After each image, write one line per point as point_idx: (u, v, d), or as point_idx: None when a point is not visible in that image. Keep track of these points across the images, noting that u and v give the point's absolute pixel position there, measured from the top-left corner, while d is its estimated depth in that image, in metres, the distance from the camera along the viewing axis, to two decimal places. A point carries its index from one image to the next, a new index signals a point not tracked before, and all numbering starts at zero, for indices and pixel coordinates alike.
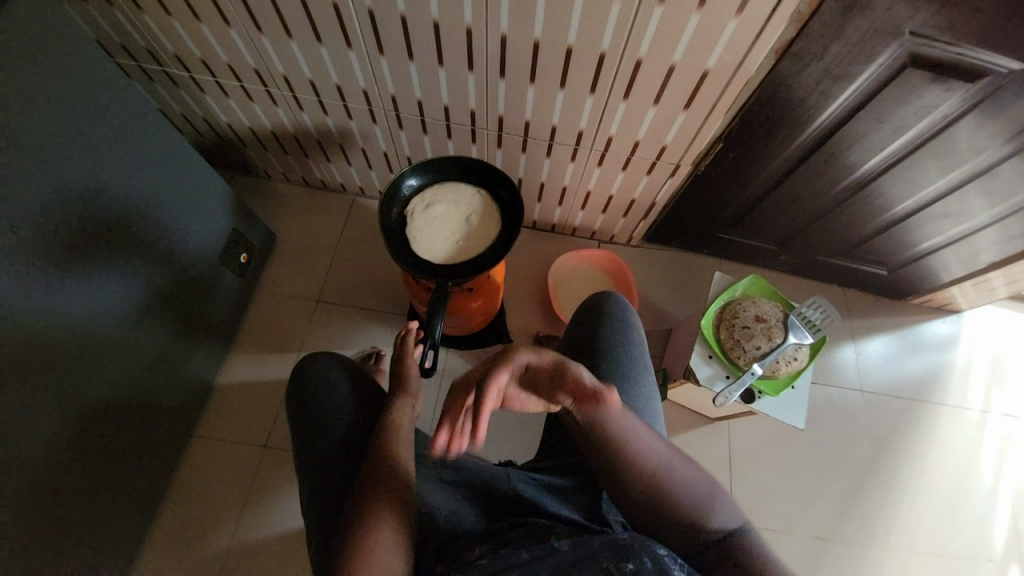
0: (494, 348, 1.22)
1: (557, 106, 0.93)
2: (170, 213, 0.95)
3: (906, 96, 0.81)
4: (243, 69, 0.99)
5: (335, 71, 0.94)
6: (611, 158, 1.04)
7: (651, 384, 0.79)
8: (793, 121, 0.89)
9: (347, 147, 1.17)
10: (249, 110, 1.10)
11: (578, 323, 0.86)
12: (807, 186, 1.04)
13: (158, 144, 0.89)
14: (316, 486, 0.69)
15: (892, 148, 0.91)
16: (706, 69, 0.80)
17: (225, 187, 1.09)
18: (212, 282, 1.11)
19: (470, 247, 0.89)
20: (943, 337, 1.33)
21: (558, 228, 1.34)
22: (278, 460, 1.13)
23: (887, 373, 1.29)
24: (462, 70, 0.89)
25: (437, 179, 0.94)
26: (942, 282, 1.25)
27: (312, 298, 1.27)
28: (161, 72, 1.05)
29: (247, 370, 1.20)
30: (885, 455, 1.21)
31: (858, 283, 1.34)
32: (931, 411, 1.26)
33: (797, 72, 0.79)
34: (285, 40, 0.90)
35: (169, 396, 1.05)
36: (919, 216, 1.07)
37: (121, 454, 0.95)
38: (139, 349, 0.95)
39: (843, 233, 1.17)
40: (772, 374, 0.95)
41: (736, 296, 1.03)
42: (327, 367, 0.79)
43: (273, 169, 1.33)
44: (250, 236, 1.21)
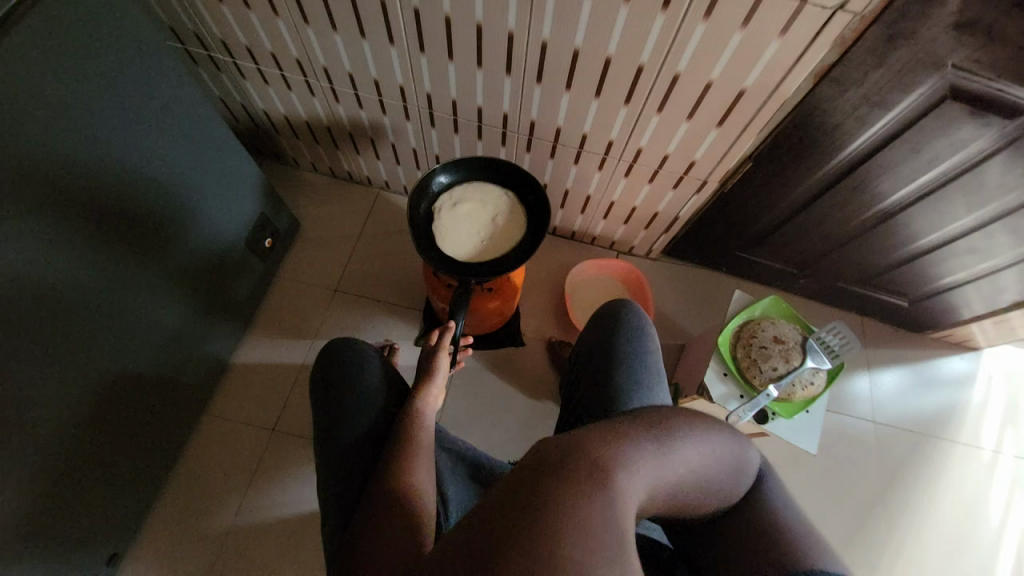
0: (506, 349, 1.22)
1: (589, 114, 0.94)
2: (202, 193, 0.97)
3: (942, 129, 0.81)
4: (285, 59, 1.01)
5: (375, 66, 0.96)
6: (639, 170, 1.05)
7: (664, 395, 0.79)
8: (825, 145, 0.89)
9: (377, 142, 1.19)
10: (286, 98, 1.12)
11: (593, 329, 0.86)
12: (833, 212, 1.04)
13: (197, 125, 0.91)
14: (337, 467, 0.69)
15: (923, 180, 0.91)
16: (742, 88, 0.81)
17: (256, 172, 1.11)
18: (236, 263, 1.13)
19: (494, 247, 0.90)
20: (958, 373, 1.32)
21: (577, 235, 1.35)
22: (285, 444, 1.14)
23: (900, 405, 1.27)
24: (499, 74, 0.90)
25: (466, 177, 0.95)
26: (962, 318, 1.23)
27: (330, 287, 1.29)
28: (205, 56, 1.07)
29: (262, 354, 1.21)
30: (894, 486, 1.20)
31: (876, 313, 1.33)
32: (944, 448, 1.24)
33: (834, 97, 0.79)
34: (329, 33, 0.92)
35: (185, 372, 1.07)
36: (944, 249, 1.06)
37: (135, 425, 0.97)
38: (159, 323, 0.97)
39: (865, 261, 1.16)
40: (787, 397, 0.95)
41: (755, 315, 1.03)
42: (354, 352, 0.80)
43: (302, 157, 1.35)
44: (276, 222, 1.23)
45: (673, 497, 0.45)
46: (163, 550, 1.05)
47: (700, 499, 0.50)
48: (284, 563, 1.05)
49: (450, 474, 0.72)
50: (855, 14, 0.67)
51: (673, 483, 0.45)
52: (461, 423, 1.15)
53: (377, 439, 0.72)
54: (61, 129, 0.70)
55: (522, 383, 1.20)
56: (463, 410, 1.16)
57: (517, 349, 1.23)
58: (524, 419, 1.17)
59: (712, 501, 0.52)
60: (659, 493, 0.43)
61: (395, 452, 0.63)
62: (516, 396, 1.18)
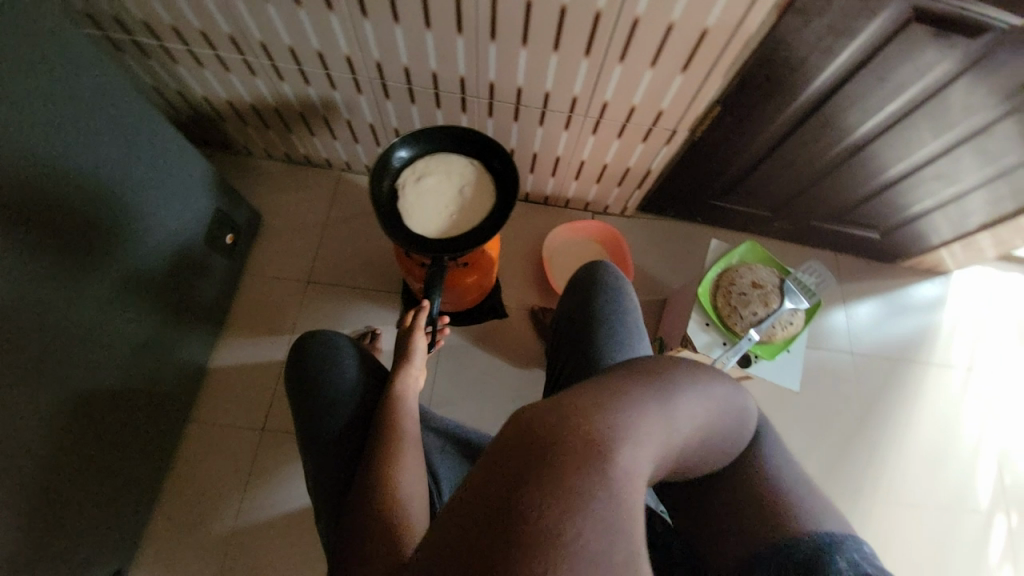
0: (490, 322, 1.21)
1: (550, 71, 0.90)
2: (148, 192, 0.91)
3: (908, 54, 0.79)
4: (216, 37, 0.93)
5: (316, 36, 0.89)
6: (607, 125, 1.01)
7: (647, 351, 0.79)
8: (792, 82, 0.87)
9: (331, 120, 1.12)
10: (225, 81, 1.04)
11: (571, 293, 0.85)
12: (803, 151, 1.03)
13: (129, 119, 0.84)
14: (323, 462, 0.69)
15: (890, 109, 0.90)
16: (705, 28, 0.77)
17: (206, 165, 1.04)
18: (198, 264, 1.07)
19: (465, 220, 0.87)
20: (929, 298, 1.36)
21: (551, 200, 1.32)
22: (277, 442, 1.12)
23: (876, 335, 1.31)
24: (451, 34, 0.84)
25: (428, 150, 0.91)
26: (931, 244, 1.26)
27: (302, 278, 1.24)
28: (127, 41, 0.98)
29: (240, 354, 1.18)
30: (874, 412, 1.25)
31: (849, 248, 1.35)
32: (918, 371, 1.29)
33: (799, 29, 0.77)
34: (259, 3, 0.84)
35: (161, 382, 1.03)
36: (912, 178, 1.07)
37: (116, 441, 0.94)
38: (124, 335, 0.92)
39: (836, 198, 1.17)
40: (768, 338, 0.97)
41: (733, 263, 1.03)
42: (327, 344, 0.78)
43: (254, 144, 1.27)
44: (235, 216, 1.17)
45: (676, 458, 0.44)
46: (167, 560, 1.04)
47: (701, 456, 0.49)
48: (292, 556, 1.06)
49: (439, 453, 0.73)
50: None
51: (676, 445, 0.43)
52: (453, 400, 1.15)
53: (362, 429, 0.72)
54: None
55: (510, 354, 1.19)
56: (453, 387, 1.16)
57: (501, 321, 1.22)
58: (515, 389, 1.17)
59: (713, 456, 0.51)
60: (662, 458, 0.41)
61: (380, 441, 0.63)
62: (505, 368, 1.18)
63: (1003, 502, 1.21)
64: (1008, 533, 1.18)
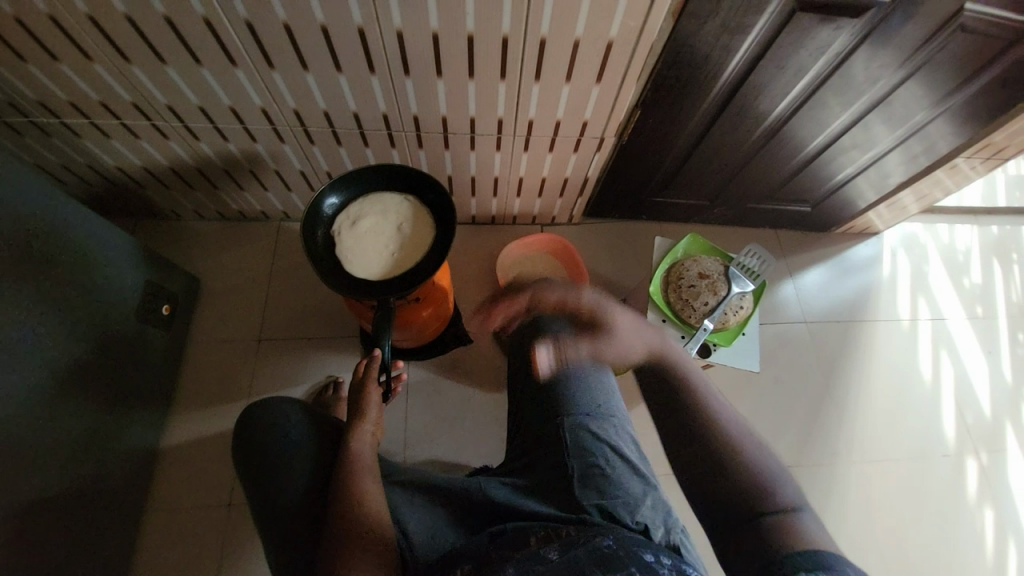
0: (454, 351, 1.19)
1: (470, 97, 0.90)
2: (66, 278, 0.85)
3: (801, 40, 0.84)
4: (118, 106, 0.88)
5: (226, 93, 0.87)
6: (536, 142, 1.02)
7: (601, 364, 0.78)
8: (703, 78, 0.90)
9: (259, 172, 1.09)
10: (138, 148, 1.00)
11: (521, 316, 0.84)
12: (725, 140, 1.08)
13: (32, 204, 0.78)
14: (283, 538, 0.65)
15: (797, 91, 0.95)
16: (609, 40, 0.80)
17: (130, 237, 0.99)
18: (136, 342, 1.01)
19: (406, 258, 0.85)
20: (867, 258, 1.43)
21: (498, 219, 1.32)
22: (248, 514, 1.06)
23: (826, 301, 1.37)
24: (364, 75, 0.84)
25: (360, 192, 0.89)
26: (859, 209, 1.33)
27: (253, 338, 1.19)
28: (22, 121, 0.92)
29: (196, 428, 1.11)
30: (837, 376, 1.30)
31: (788, 223, 1.41)
32: (869, 329, 1.35)
33: (697, 31, 0.80)
34: (159, 67, 0.81)
35: (111, 474, 0.96)
36: (829, 151, 1.13)
37: (64, 549, 0.86)
38: (61, 434, 0.85)
39: (767, 178, 1.22)
40: (723, 325, 1.00)
41: (678, 257, 1.06)
42: (273, 412, 0.74)
43: (182, 208, 1.22)
44: (170, 285, 1.11)
45: None
46: None
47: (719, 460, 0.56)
48: None
49: (407, 504, 0.69)
50: None
51: None
52: (428, 437, 1.11)
53: (321, 492, 0.68)
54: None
55: (479, 380, 1.18)
56: (426, 424, 1.13)
57: (465, 348, 1.20)
58: (489, 414, 1.15)
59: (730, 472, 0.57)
60: None
61: (339, 505, 0.61)
62: (476, 395, 1.16)
63: (966, 441, 1.27)
64: (978, 472, 1.24)
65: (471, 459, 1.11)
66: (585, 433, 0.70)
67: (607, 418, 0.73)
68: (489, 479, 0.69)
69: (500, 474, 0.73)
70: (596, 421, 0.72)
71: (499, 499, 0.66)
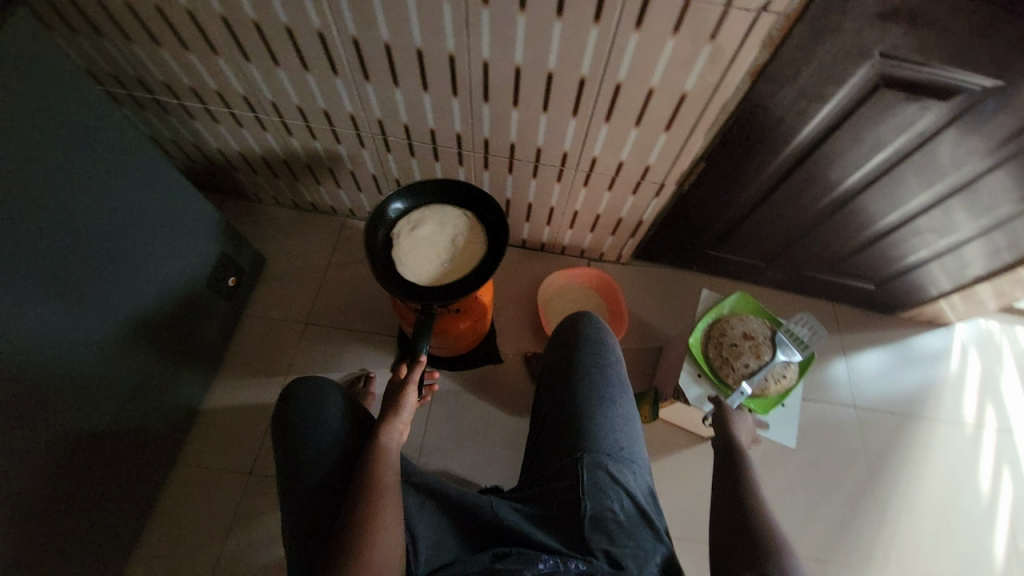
0: (484, 367, 1.21)
1: (540, 128, 0.94)
2: (159, 238, 0.95)
3: (882, 115, 0.82)
4: (231, 97, 1.00)
5: (322, 97, 0.96)
6: (597, 179, 1.05)
7: (628, 404, 0.78)
8: (773, 140, 0.90)
9: (336, 171, 1.18)
10: (239, 136, 1.12)
11: (556, 344, 0.85)
12: (789, 204, 1.06)
13: (147, 170, 0.89)
14: (300, 515, 0.68)
15: (873, 165, 0.93)
16: (683, 92, 0.82)
17: (214, 212, 1.09)
18: (201, 306, 1.11)
19: (455, 269, 0.89)
20: (933, 351, 1.33)
21: (547, 246, 1.35)
22: (265, 486, 1.11)
23: (880, 387, 1.28)
24: (446, 96, 0.90)
25: (423, 202, 0.95)
26: (929, 295, 1.25)
27: (301, 321, 1.27)
28: (151, 99, 1.05)
29: (234, 395, 1.18)
30: (883, 470, 1.20)
31: (847, 298, 1.34)
32: (926, 426, 1.25)
33: (773, 94, 0.81)
34: (272, 68, 0.91)
35: (155, 421, 1.03)
36: (902, 230, 1.08)
37: (101, 482, 0.93)
38: (123, 377, 0.94)
39: (830, 249, 1.18)
40: (762, 391, 0.96)
41: (724, 313, 1.04)
42: (311, 390, 0.78)
43: (264, 192, 1.34)
44: (240, 260, 1.21)
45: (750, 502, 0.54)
46: None
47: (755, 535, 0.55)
48: None
49: (417, 508, 0.68)
50: (779, 13, 0.69)
51: None
52: (444, 447, 1.13)
53: (342, 480, 0.71)
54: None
55: (503, 400, 1.18)
56: (445, 434, 1.14)
57: (495, 366, 1.21)
58: (507, 436, 1.15)
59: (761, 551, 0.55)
60: None
61: (358, 496, 0.61)
62: (497, 414, 1.17)
63: None
64: None
65: (482, 478, 1.10)
66: (604, 476, 0.68)
67: (628, 464, 0.71)
68: (502, 499, 0.69)
69: (511, 498, 0.72)
70: (616, 464, 0.70)
71: (510, 522, 0.66)
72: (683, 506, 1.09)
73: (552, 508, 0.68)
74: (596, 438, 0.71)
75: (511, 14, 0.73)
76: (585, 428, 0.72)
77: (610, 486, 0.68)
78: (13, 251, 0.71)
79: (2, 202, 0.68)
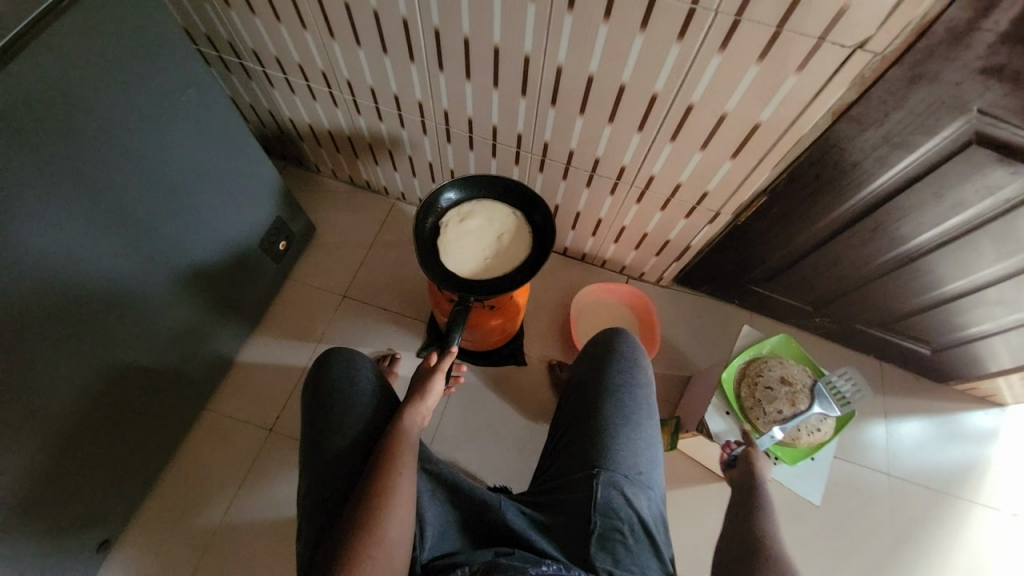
0: (507, 367, 1.21)
1: (602, 139, 0.94)
2: (223, 193, 1.00)
3: (968, 174, 0.78)
4: (311, 70, 1.04)
5: (395, 82, 0.99)
6: (651, 197, 1.04)
7: (653, 429, 0.76)
8: (844, 183, 0.87)
9: (395, 153, 1.21)
10: (311, 108, 1.16)
11: (586, 356, 0.84)
12: (850, 252, 1.01)
13: (223, 129, 0.94)
14: (319, 478, 0.70)
15: (949, 224, 0.88)
16: (757, 122, 0.80)
17: (277, 178, 1.14)
18: (251, 264, 1.16)
19: (497, 266, 0.90)
20: (981, 429, 1.24)
21: (588, 257, 1.33)
22: (282, 445, 1.15)
23: (918, 459, 1.20)
24: (515, 95, 0.91)
25: (476, 195, 0.96)
26: (988, 371, 1.17)
27: (338, 293, 1.31)
28: (237, 64, 1.11)
29: (266, 353, 1.23)
30: (908, 547, 1.13)
31: (897, 359, 1.27)
32: (962, 508, 1.16)
33: (854, 135, 0.78)
34: (353, 48, 0.94)
35: (192, 364, 1.09)
36: (968, 297, 1.01)
37: (137, 414, 0.99)
38: (171, 319, 0.99)
39: (885, 305, 1.12)
40: (792, 443, 0.94)
41: (762, 353, 1.00)
42: (346, 360, 0.81)
43: (323, 164, 1.38)
44: (292, 225, 1.26)
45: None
46: (150, 541, 1.06)
47: None
48: (270, 566, 1.05)
49: (428, 495, 0.69)
50: (876, 53, 0.66)
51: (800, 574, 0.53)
52: (457, 438, 1.14)
53: (363, 453, 0.73)
54: (71, 122, 0.71)
55: (521, 403, 1.18)
56: (460, 426, 1.15)
57: (518, 368, 1.22)
58: (519, 439, 1.15)
59: None
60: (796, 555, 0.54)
61: (376, 470, 0.63)
62: (513, 416, 1.17)
63: None
64: None
65: (488, 476, 1.11)
66: (619, 498, 0.67)
67: (643, 489, 0.69)
68: (510, 501, 0.69)
69: (521, 501, 0.72)
70: (632, 487, 0.68)
71: (515, 526, 0.66)
72: (687, 543, 1.06)
73: (561, 519, 0.68)
74: (615, 458, 0.70)
75: (594, 22, 0.73)
76: (605, 445, 0.71)
77: (623, 508, 0.67)
78: (95, 186, 0.76)
79: (92, 141, 0.74)
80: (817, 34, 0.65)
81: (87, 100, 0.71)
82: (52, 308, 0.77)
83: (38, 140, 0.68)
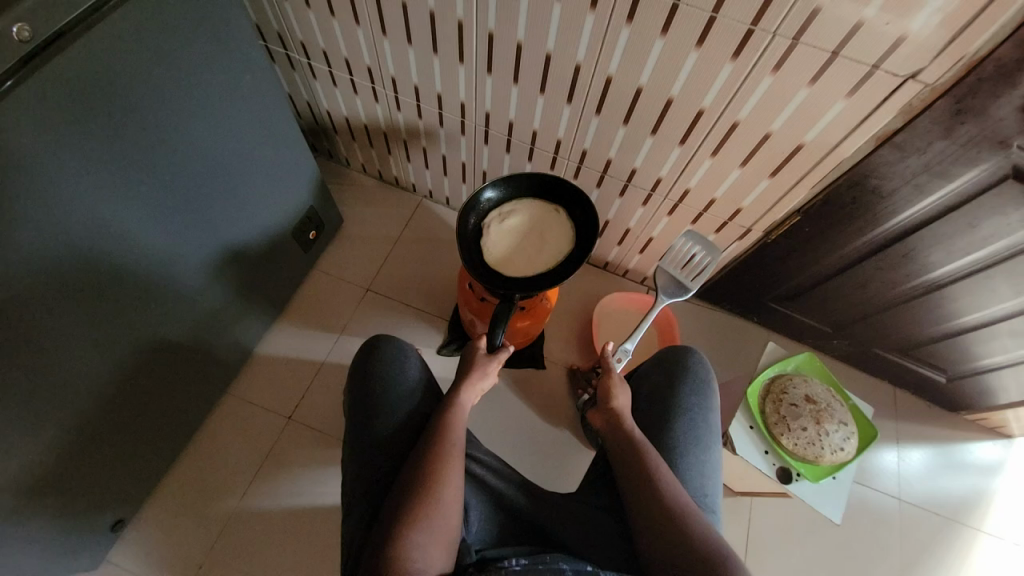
0: (526, 370, 1.22)
1: (641, 151, 0.96)
2: (265, 180, 1.01)
3: (1002, 207, 0.80)
4: (357, 65, 1.05)
5: (441, 81, 1.00)
6: (682, 210, 1.05)
7: (716, 454, 0.81)
8: (878, 208, 0.89)
9: (429, 151, 1.23)
10: (351, 102, 1.18)
11: (653, 366, 0.88)
12: (875, 277, 1.03)
13: (272, 117, 0.96)
14: (368, 460, 0.75)
15: (975, 256, 0.90)
16: (800, 143, 0.81)
17: (315, 169, 1.15)
18: (281, 251, 1.17)
19: (538, 264, 0.91)
20: (987, 459, 1.25)
21: (610, 266, 1.35)
22: (299, 435, 1.15)
23: (926, 485, 1.21)
24: (560, 102, 0.93)
25: (516, 195, 0.96)
26: (997, 403, 1.18)
27: (363, 286, 1.31)
28: (283, 54, 1.12)
29: (287, 341, 1.24)
30: (914, 571, 1.14)
31: (911, 384, 1.27)
32: (968, 535, 1.17)
33: (895, 162, 0.80)
34: (404, 46, 0.96)
35: (219, 347, 1.10)
36: (985, 330, 1.03)
37: (162, 391, 0.99)
38: (203, 301, 1.00)
39: (903, 331, 1.13)
40: (815, 460, 0.97)
41: (787, 370, 1.06)
42: (395, 348, 0.84)
43: (354, 158, 1.40)
44: (323, 216, 1.27)
45: (671, 544, 0.63)
46: (166, 523, 1.06)
47: (676, 539, 0.63)
48: (281, 555, 1.05)
49: (471, 491, 0.76)
50: (926, 84, 0.68)
51: (679, 539, 0.63)
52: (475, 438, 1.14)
53: (408, 437, 0.77)
54: (134, 98, 0.72)
55: (541, 407, 1.19)
56: (478, 424, 1.15)
57: (537, 371, 1.22)
58: (536, 442, 1.15)
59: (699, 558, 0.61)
60: (683, 513, 0.65)
61: (430, 446, 0.69)
62: (531, 418, 1.17)
63: None
64: None
65: None
66: None
67: (708, 511, 0.75)
68: (551, 502, 0.77)
69: (563, 499, 0.79)
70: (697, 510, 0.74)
71: (552, 527, 0.74)
72: None
73: (604, 520, 0.76)
74: (682, 480, 0.76)
75: (650, 37, 0.75)
76: (674, 467, 0.77)
77: None
78: (149, 161, 0.78)
79: (152, 118, 0.75)
80: (872, 61, 0.67)
81: (150, 76, 0.72)
82: (96, 280, 0.78)
83: (104, 114, 0.69)
